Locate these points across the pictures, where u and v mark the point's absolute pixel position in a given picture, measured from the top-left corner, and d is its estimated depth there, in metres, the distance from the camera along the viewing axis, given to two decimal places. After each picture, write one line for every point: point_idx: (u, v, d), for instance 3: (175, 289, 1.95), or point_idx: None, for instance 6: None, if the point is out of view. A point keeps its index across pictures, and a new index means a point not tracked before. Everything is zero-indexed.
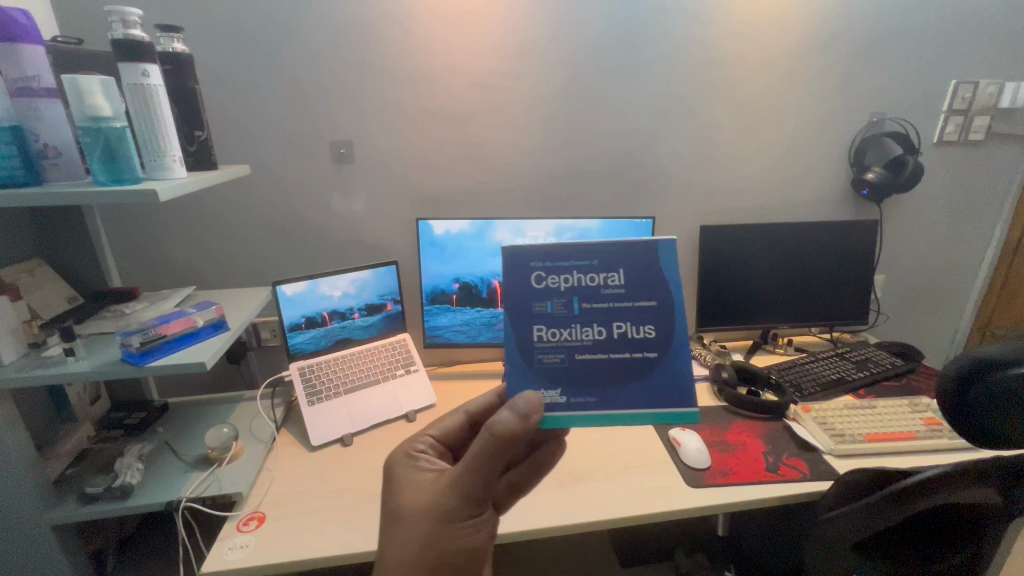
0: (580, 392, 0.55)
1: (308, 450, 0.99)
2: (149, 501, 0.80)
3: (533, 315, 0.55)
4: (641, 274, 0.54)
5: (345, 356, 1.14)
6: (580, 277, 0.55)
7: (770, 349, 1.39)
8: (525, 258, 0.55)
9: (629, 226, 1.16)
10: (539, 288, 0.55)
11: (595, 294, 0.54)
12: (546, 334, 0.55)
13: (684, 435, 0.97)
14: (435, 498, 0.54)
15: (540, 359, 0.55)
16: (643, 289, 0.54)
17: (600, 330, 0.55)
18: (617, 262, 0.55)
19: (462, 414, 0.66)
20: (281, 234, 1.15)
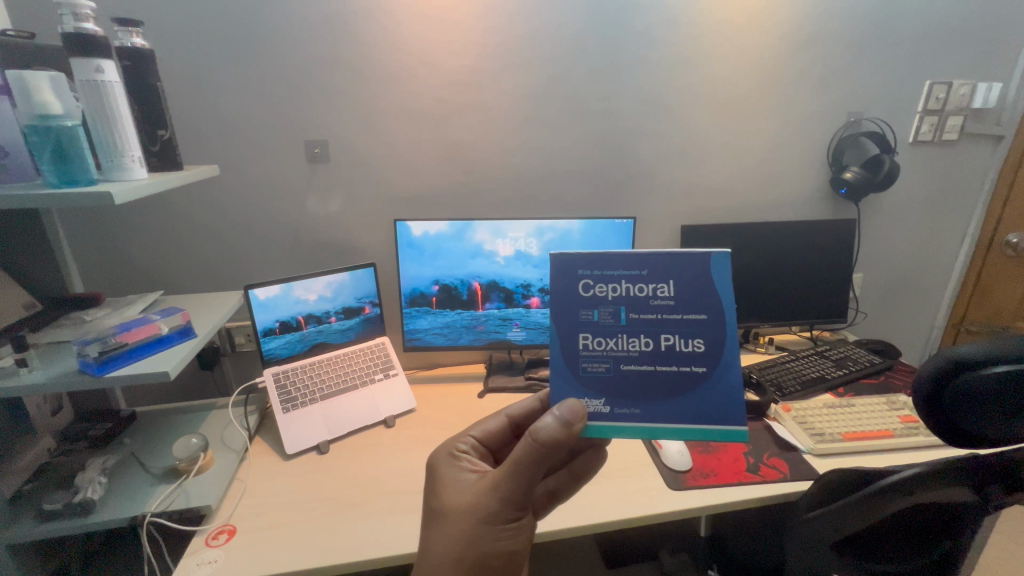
0: (624, 403, 0.53)
1: (282, 459, 0.96)
2: (112, 517, 0.76)
3: (578, 322, 0.54)
4: (692, 285, 0.53)
5: (323, 361, 1.11)
6: (629, 286, 0.53)
7: (751, 347, 1.39)
8: (573, 265, 0.55)
9: (611, 227, 1.15)
10: (585, 296, 0.54)
11: (643, 304, 0.53)
12: (591, 341, 0.54)
13: None
14: (479, 500, 0.53)
15: (583, 368, 0.54)
16: (694, 299, 0.53)
17: (647, 342, 0.53)
18: (667, 272, 0.53)
19: (503, 416, 0.65)
20: (254, 236, 1.11)
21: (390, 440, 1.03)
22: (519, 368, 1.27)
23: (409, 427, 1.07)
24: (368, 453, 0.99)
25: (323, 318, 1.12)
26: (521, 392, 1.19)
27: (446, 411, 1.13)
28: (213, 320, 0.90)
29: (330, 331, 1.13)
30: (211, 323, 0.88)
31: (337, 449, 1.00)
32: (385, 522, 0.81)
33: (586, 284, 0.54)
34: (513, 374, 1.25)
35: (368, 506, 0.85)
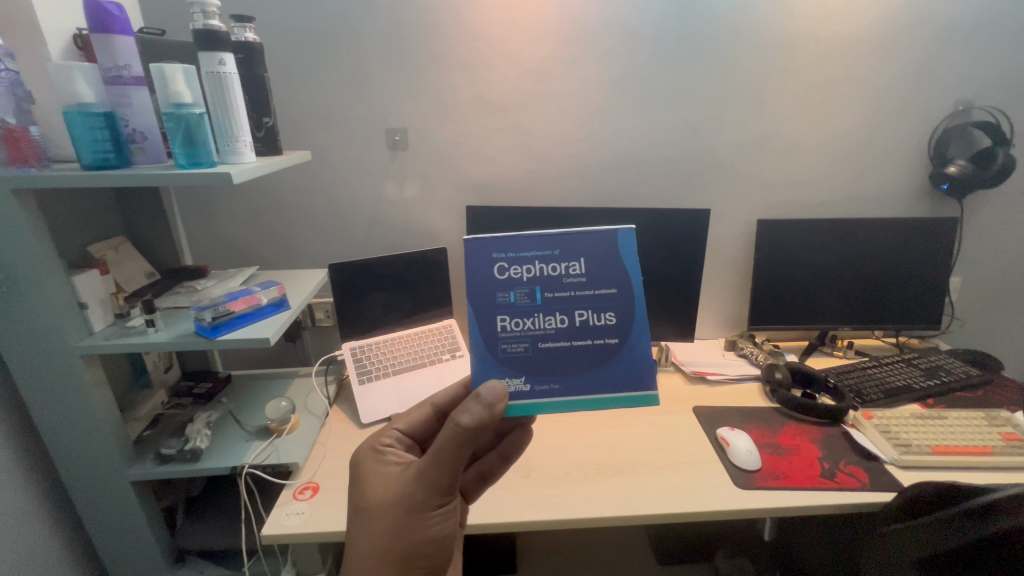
0: (543, 378, 0.64)
1: (358, 427, 1.03)
2: (215, 465, 0.86)
3: (499, 306, 0.64)
4: (597, 265, 0.64)
5: (395, 339, 1.17)
6: (542, 268, 0.64)
7: (827, 351, 1.32)
8: (490, 251, 0.63)
9: (681, 219, 1.13)
10: (503, 281, 0.64)
11: (556, 284, 0.64)
12: (511, 322, 0.64)
13: (733, 434, 0.95)
14: (403, 492, 0.59)
15: (505, 347, 0.64)
16: (600, 277, 0.64)
17: (560, 318, 0.64)
18: (576, 254, 0.64)
19: (428, 408, 0.73)
20: (337, 219, 1.19)
21: None
22: None
23: None
24: None
25: (396, 299, 1.18)
26: None
27: None
28: (305, 295, 0.98)
29: (402, 311, 1.20)
30: (302, 298, 0.95)
31: None
32: None
33: (505, 270, 0.64)
34: None
35: None
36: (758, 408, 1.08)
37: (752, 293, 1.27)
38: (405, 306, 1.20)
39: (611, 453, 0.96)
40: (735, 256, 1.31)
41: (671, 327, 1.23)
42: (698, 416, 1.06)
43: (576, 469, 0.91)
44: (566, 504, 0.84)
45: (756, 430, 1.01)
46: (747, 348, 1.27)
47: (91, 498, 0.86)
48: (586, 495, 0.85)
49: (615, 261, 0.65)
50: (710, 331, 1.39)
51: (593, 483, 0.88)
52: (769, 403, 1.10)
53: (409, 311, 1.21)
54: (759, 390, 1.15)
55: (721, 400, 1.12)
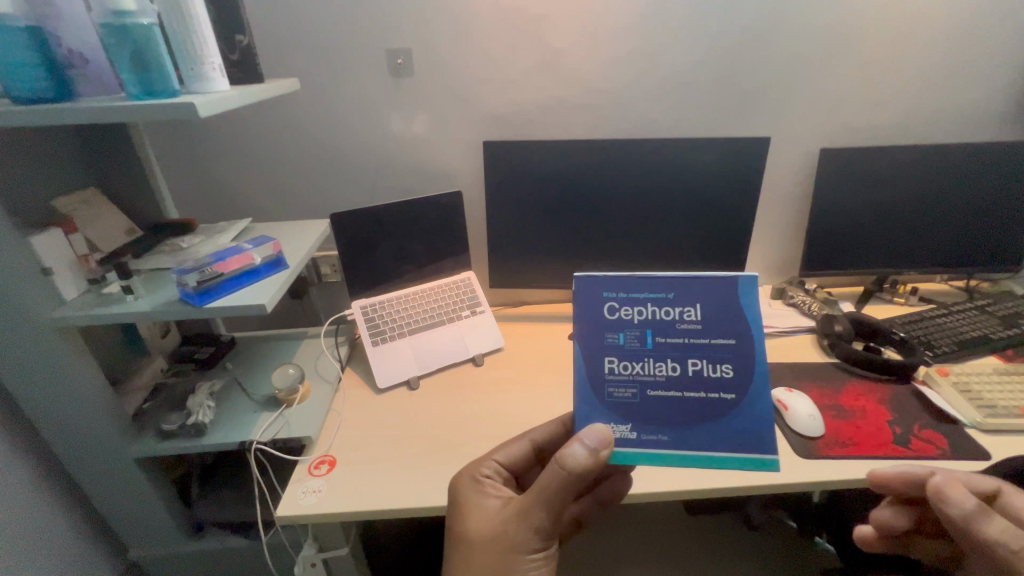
0: (649, 428, 0.65)
1: (374, 393, 0.95)
2: (221, 441, 0.78)
3: (609, 346, 0.68)
4: (712, 315, 0.67)
5: (410, 296, 1.07)
6: (653, 314, 0.68)
7: (887, 297, 1.19)
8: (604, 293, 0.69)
9: (733, 151, 0.98)
10: (615, 323, 0.69)
11: (666, 328, 0.67)
12: (620, 364, 0.67)
13: (792, 397, 0.85)
14: (506, 528, 0.63)
15: (613, 388, 0.67)
16: (713, 327, 0.66)
17: (670, 366, 0.66)
18: (690, 302, 0.68)
19: (526, 442, 0.76)
20: (338, 161, 1.05)
21: (479, 380, 0.98)
22: None
23: (496, 367, 1.02)
24: (457, 392, 0.95)
25: (408, 250, 1.06)
26: None
27: (535, 352, 1.06)
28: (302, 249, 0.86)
29: (415, 264, 1.08)
30: (301, 254, 0.84)
31: (426, 386, 0.97)
32: None
33: (617, 312, 0.69)
34: None
35: (461, 448, 0.83)
36: (815, 364, 0.98)
37: (808, 234, 1.13)
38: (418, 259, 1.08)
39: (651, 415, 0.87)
40: (789, 193, 1.15)
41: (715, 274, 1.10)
42: None
43: None
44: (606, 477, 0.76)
45: (813, 390, 0.91)
46: (798, 296, 1.15)
47: (95, 474, 0.80)
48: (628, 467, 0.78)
49: (728, 312, 0.67)
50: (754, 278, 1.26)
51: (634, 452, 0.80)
52: (826, 358, 0.99)
53: (423, 264, 1.09)
54: (813, 343, 1.04)
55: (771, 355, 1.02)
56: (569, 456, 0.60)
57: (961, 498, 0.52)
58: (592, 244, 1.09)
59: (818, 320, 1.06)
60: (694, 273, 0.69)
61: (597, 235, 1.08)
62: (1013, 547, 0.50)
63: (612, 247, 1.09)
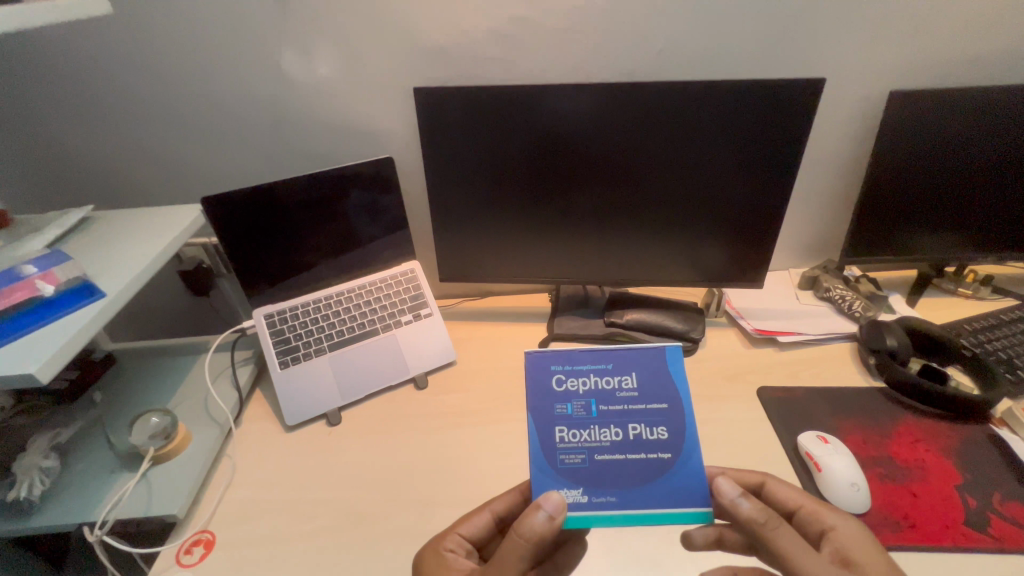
0: (601, 492, 0.55)
1: (283, 430, 0.74)
2: (53, 523, 0.59)
3: (555, 416, 0.60)
4: (650, 381, 0.63)
5: (333, 298, 0.83)
6: (595, 385, 0.63)
7: (949, 288, 0.93)
8: (545, 364, 0.64)
9: (767, 99, 0.69)
10: (558, 393, 0.63)
11: (610, 397, 0.61)
12: (568, 432, 0.59)
13: (826, 453, 0.63)
14: None
15: (561, 460, 0.57)
16: (653, 392, 0.62)
17: (616, 432, 0.59)
18: (629, 368, 0.63)
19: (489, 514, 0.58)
20: (223, 117, 0.78)
21: (419, 410, 0.77)
22: (595, 308, 0.92)
23: (444, 390, 0.80)
24: (389, 429, 0.74)
25: (327, 238, 0.81)
26: (596, 344, 0.87)
27: (495, 366, 0.84)
28: (134, 269, 0.61)
29: (339, 255, 0.83)
30: (130, 281, 0.59)
31: (352, 418, 0.76)
32: (404, 553, 0.59)
33: (560, 384, 0.64)
34: (586, 315, 0.91)
35: (383, 519, 0.63)
36: (854, 389, 0.75)
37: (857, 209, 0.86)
38: (342, 249, 0.83)
39: None
40: (837, 151, 0.86)
41: (728, 264, 0.84)
42: (764, 404, 0.74)
43: None
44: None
45: (853, 433, 0.68)
46: (836, 287, 0.89)
47: None
48: None
49: (662, 381, 0.64)
50: (778, 259, 1.00)
51: None
52: (869, 382, 0.76)
53: (351, 253, 0.84)
54: (852, 357, 0.81)
55: (797, 373, 0.79)
56: (524, 524, 0.50)
57: (728, 485, 0.50)
58: (569, 226, 0.84)
59: (862, 326, 0.81)
60: (628, 346, 0.66)
61: (577, 214, 0.82)
62: (762, 521, 0.48)
63: (596, 230, 0.84)
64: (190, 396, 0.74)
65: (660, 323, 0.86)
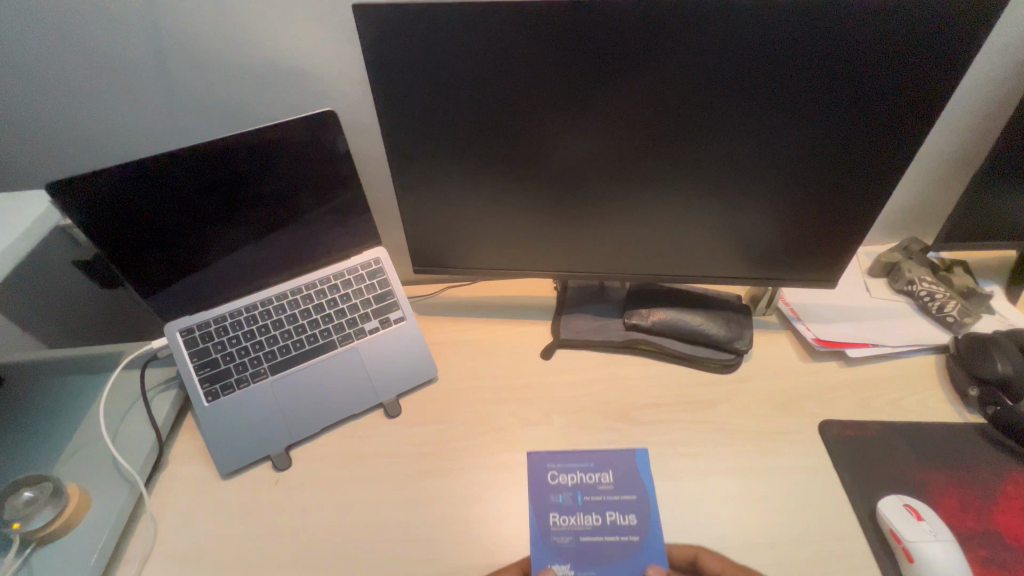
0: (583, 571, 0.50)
1: (217, 478, 0.59)
2: None
3: (543, 506, 0.54)
4: (630, 474, 0.56)
5: (273, 304, 0.63)
6: (580, 476, 0.56)
7: None
8: (538, 459, 0.58)
9: (889, 35, 0.46)
10: (551, 483, 0.56)
11: (593, 489, 0.55)
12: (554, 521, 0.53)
13: (918, 534, 0.48)
14: None
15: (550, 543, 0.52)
16: (634, 485, 0.55)
17: (597, 520, 0.53)
18: (611, 463, 0.57)
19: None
20: (94, 54, 0.56)
21: (390, 448, 0.61)
22: (613, 303, 0.74)
23: (422, 418, 0.64)
24: (352, 475, 0.59)
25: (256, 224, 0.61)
26: (614, 354, 0.69)
27: (487, 384, 0.67)
28: None
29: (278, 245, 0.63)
30: None
31: (306, 459, 0.60)
32: None
33: (553, 475, 0.57)
34: (602, 314, 0.72)
35: None
36: (944, 427, 0.59)
37: (970, 182, 0.66)
38: (280, 236, 0.63)
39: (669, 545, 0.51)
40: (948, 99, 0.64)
41: (788, 256, 0.64)
42: (830, 446, 0.58)
43: None
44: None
45: (946, 495, 0.53)
46: (926, 279, 0.70)
47: None
48: None
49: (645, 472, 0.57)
50: None
51: None
52: (961, 416, 0.60)
53: (293, 239, 0.64)
54: (936, 380, 0.64)
55: (870, 401, 0.62)
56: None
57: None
58: (584, 209, 0.63)
59: (957, 341, 0.63)
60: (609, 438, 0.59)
61: (597, 195, 0.61)
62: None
63: (622, 214, 0.63)
64: (93, 436, 0.58)
65: (697, 329, 0.67)
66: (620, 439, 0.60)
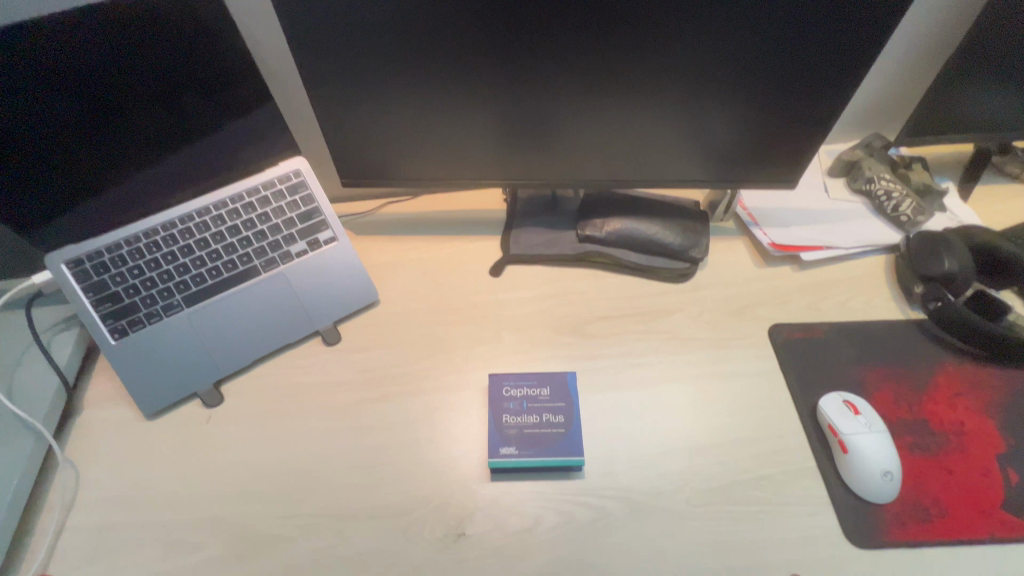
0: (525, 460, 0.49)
1: (141, 420, 0.54)
2: None
3: (494, 408, 0.51)
4: (569, 389, 0.53)
5: (177, 227, 0.55)
6: (530, 389, 0.53)
7: (1003, 172, 0.75)
8: (494, 377, 0.54)
9: None
10: (505, 394, 0.52)
11: (537, 399, 0.52)
12: (505, 420, 0.51)
13: (855, 428, 0.49)
14: None
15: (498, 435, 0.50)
16: (572, 398, 0.52)
17: (539, 419, 0.51)
18: (552, 378, 0.54)
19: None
20: None
21: (331, 376, 0.57)
22: (566, 214, 0.69)
23: (364, 344, 0.60)
24: (292, 406, 0.55)
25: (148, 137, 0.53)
26: (567, 267, 0.65)
27: (433, 306, 0.62)
28: None
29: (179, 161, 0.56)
30: None
31: (239, 393, 0.56)
32: None
33: (508, 389, 0.53)
34: (554, 226, 0.67)
35: (290, 544, 0.46)
36: (887, 324, 0.60)
37: (947, 65, 0.62)
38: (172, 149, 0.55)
39: (621, 453, 0.51)
40: None
41: (749, 158, 0.60)
42: (778, 348, 0.58)
43: (557, 503, 0.48)
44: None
45: (882, 387, 0.55)
46: (887, 179, 0.68)
47: None
48: None
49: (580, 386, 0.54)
50: None
51: (592, 545, 0.46)
52: (903, 314, 0.61)
53: (193, 152, 0.56)
54: (884, 281, 0.64)
55: (820, 303, 0.62)
56: None
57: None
58: (528, 107, 0.56)
59: (908, 240, 0.63)
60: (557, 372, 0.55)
61: (545, 86, 0.53)
62: None
63: (577, 110, 0.56)
64: None
65: (653, 238, 0.64)
66: (572, 354, 0.58)
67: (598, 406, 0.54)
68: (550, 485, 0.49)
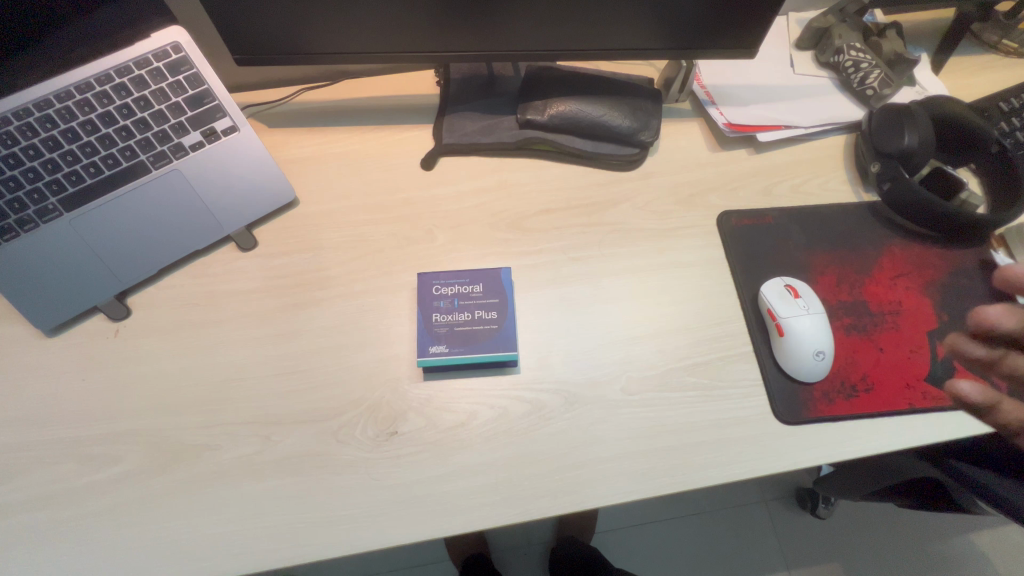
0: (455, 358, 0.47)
1: (41, 336, 0.49)
2: None
3: (423, 308, 0.49)
4: (504, 284, 0.50)
5: (35, 115, 0.46)
6: (463, 286, 0.50)
7: (977, 43, 0.69)
8: (425, 277, 0.51)
9: None
10: (435, 292, 0.50)
11: (469, 296, 0.49)
12: (434, 320, 0.48)
13: (794, 311, 0.48)
14: None
15: (427, 335, 0.48)
16: (507, 293, 0.50)
17: (471, 317, 0.48)
18: (487, 274, 0.51)
19: None
20: None
21: (249, 283, 0.53)
22: (505, 98, 0.61)
23: (284, 248, 0.54)
24: (208, 315, 0.51)
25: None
26: (507, 156, 0.60)
27: (359, 204, 0.57)
28: None
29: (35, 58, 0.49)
30: None
31: (148, 305, 0.51)
32: (249, 495, 0.43)
33: (438, 288, 0.50)
34: (492, 110, 0.61)
35: (215, 452, 0.45)
36: (841, 207, 0.57)
37: None
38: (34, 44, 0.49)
39: (558, 346, 0.49)
40: None
41: (707, 23, 0.52)
42: (725, 236, 0.55)
43: (492, 399, 0.47)
44: (476, 505, 0.43)
45: (826, 271, 0.54)
46: (857, 48, 0.62)
47: None
48: (513, 475, 0.44)
49: (515, 282, 0.51)
50: None
51: (526, 436, 0.46)
52: (857, 198, 0.58)
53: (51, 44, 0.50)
54: (841, 162, 0.60)
55: (774, 187, 0.58)
56: None
57: None
58: None
59: (870, 116, 0.58)
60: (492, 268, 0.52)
61: None
62: None
63: None
64: None
65: (600, 121, 0.58)
66: (509, 249, 0.54)
67: (536, 302, 0.51)
68: (483, 382, 0.48)
